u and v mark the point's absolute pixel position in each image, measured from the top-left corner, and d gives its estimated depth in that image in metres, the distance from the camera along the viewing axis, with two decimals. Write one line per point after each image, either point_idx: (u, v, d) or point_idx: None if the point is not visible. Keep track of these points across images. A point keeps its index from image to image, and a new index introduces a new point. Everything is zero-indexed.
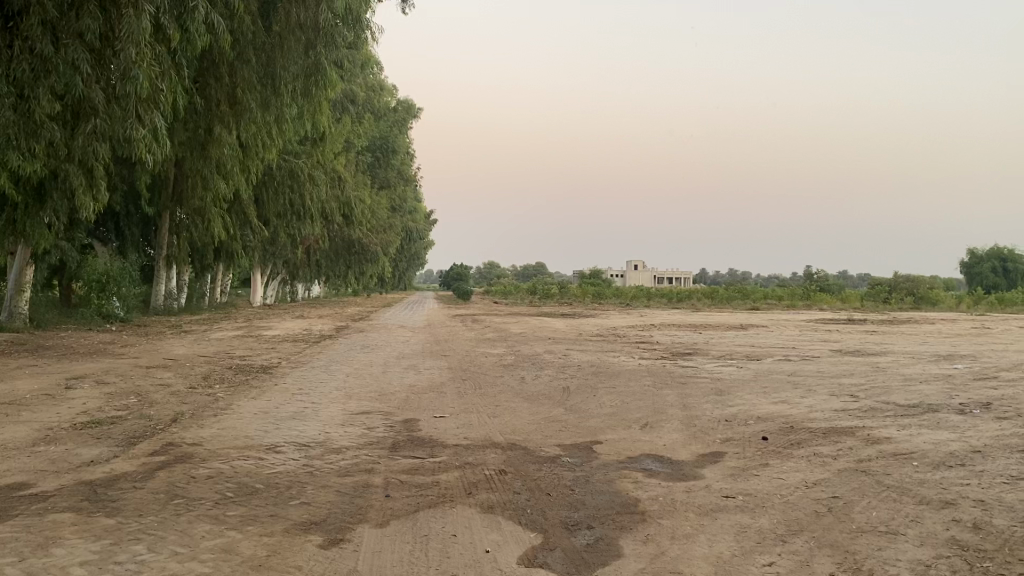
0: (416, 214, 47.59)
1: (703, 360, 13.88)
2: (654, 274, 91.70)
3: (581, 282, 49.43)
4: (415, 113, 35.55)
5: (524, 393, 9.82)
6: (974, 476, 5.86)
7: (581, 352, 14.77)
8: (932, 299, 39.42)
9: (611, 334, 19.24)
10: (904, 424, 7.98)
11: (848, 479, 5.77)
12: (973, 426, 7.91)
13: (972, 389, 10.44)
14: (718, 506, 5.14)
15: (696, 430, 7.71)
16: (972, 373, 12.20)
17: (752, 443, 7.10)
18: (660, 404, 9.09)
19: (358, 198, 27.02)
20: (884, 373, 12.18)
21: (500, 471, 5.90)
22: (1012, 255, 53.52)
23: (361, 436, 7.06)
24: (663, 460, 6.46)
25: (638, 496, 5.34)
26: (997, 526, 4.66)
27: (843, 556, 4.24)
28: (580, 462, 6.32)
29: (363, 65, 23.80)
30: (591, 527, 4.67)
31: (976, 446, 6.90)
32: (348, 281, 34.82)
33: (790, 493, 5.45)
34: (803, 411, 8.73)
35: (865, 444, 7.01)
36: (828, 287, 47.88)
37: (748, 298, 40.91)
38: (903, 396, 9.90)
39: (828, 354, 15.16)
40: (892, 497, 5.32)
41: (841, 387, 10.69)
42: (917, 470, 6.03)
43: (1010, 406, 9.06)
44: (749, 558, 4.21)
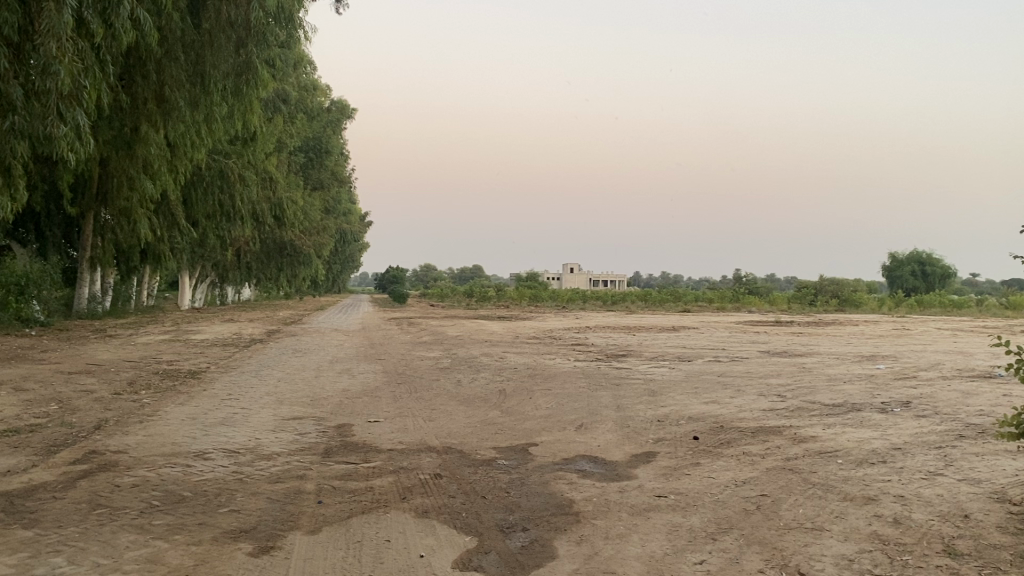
0: (351, 216, 47.09)
1: (637, 361, 14.05)
2: (590, 277, 92.63)
3: (517, 285, 49.55)
4: (349, 113, 35.17)
5: (460, 396, 9.81)
6: (894, 472, 6.06)
7: (517, 355, 14.84)
8: (855, 302, 40.66)
9: (547, 337, 19.32)
10: (829, 423, 8.20)
11: (775, 477, 5.91)
12: (893, 424, 8.18)
13: (894, 389, 10.77)
14: (651, 505, 5.22)
15: (630, 430, 7.81)
16: (893, 373, 12.61)
17: (683, 443, 7.23)
18: (595, 406, 9.16)
19: (290, 199, 26.59)
20: (811, 374, 12.51)
21: (435, 475, 5.87)
22: (930, 258, 55.59)
23: (293, 442, 6.95)
24: (597, 461, 6.54)
25: (573, 497, 5.39)
26: (916, 520, 4.84)
27: (771, 552, 4.34)
28: (515, 464, 6.35)
29: (295, 63, 23.44)
30: (526, 529, 4.69)
31: (897, 443, 7.13)
32: (280, 284, 34.18)
33: (720, 491, 5.56)
34: (733, 411, 8.90)
35: (792, 443, 7.19)
36: (756, 290, 49.01)
37: (680, 301, 41.53)
38: (828, 396, 10.18)
39: (756, 355, 15.53)
40: (818, 494, 5.47)
41: (769, 387, 10.94)
42: (841, 467, 6.21)
43: (928, 405, 9.39)
44: (680, 557, 4.27)
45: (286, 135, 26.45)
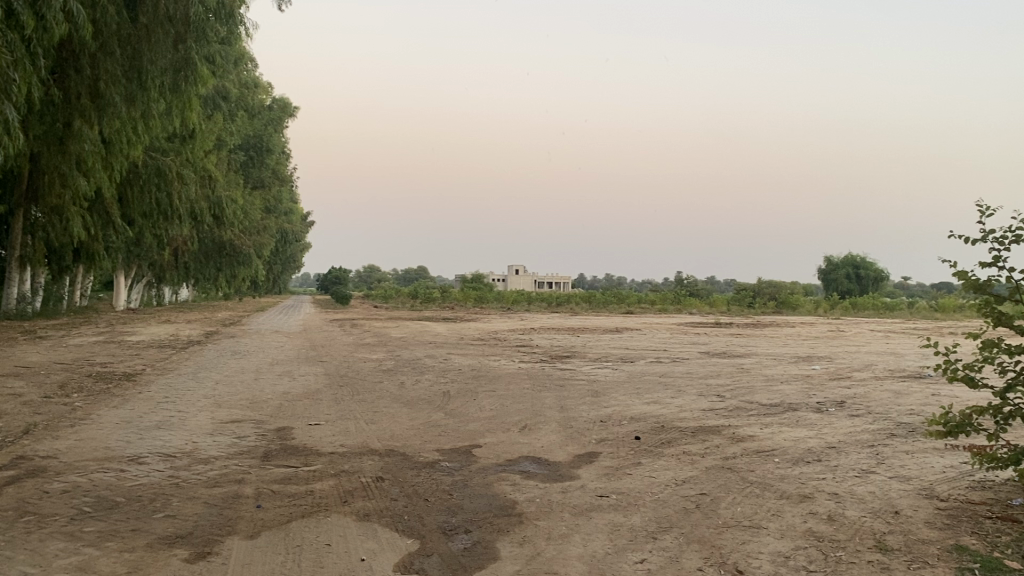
0: (292, 217, 46.47)
1: (581, 363, 14.13)
2: (536, 279, 92.88)
3: (462, 286, 49.48)
4: (292, 111, 34.70)
5: (403, 398, 9.74)
6: (829, 470, 6.22)
7: (461, 356, 14.79)
8: (792, 304, 41.59)
9: (492, 338, 19.29)
10: (767, 422, 8.37)
11: (714, 476, 6.01)
12: (828, 423, 8.37)
13: (830, 389, 11.01)
14: (593, 505, 5.26)
15: (573, 431, 7.85)
16: (828, 374, 12.93)
17: (625, 443, 7.29)
18: (539, 407, 9.20)
19: (229, 198, 26.08)
20: (749, 374, 12.75)
21: (377, 478, 5.82)
22: (864, 262, 57.18)
23: (231, 446, 6.83)
24: (540, 462, 6.56)
25: (516, 498, 5.40)
26: (849, 517, 4.97)
27: (709, 551, 4.41)
28: (459, 466, 6.33)
29: (236, 59, 23.01)
30: (469, 532, 4.68)
31: (831, 442, 7.32)
32: (219, 284, 33.49)
33: (660, 490, 5.63)
34: (673, 411, 9.03)
35: (730, 442, 7.31)
36: (697, 292, 49.80)
37: (623, 303, 41.97)
38: (765, 396, 10.41)
39: (697, 356, 15.75)
40: (755, 492, 5.58)
41: (709, 388, 11.12)
42: (778, 466, 6.35)
43: (861, 404, 9.64)
44: (621, 556, 4.32)
45: (226, 132, 25.97)
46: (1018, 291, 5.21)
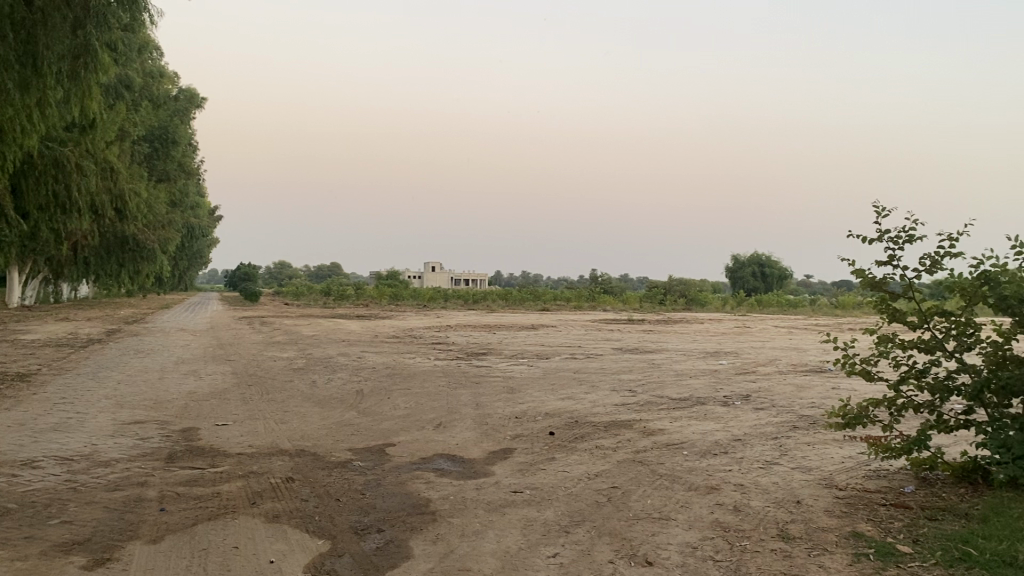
0: (199, 212, 45.13)
1: (496, 359, 14.16)
2: (452, 277, 92.42)
3: (377, 283, 48.92)
4: (199, 103, 33.74)
5: (314, 397, 9.58)
6: (735, 462, 6.41)
7: (375, 354, 14.62)
8: (701, 301, 42.65)
9: (406, 336, 19.16)
10: (676, 416, 8.57)
11: (626, 469, 6.11)
12: (734, 417, 8.61)
13: (736, 383, 11.35)
14: (506, 501, 5.28)
15: (488, 428, 7.87)
16: (734, 368, 13.32)
17: (539, 439, 7.35)
18: (453, 404, 9.18)
19: (132, 190, 25.10)
20: (659, 369, 13.04)
21: (287, 479, 5.70)
22: (769, 261, 59.03)
23: (134, 448, 6.59)
24: (455, 459, 6.55)
25: (429, 496, 5.37)
26: (753, 507, 5.13)
27: (621, 543, 4.48)
28: (372, 465, 6.27)
29: (140, 47, 22.18)
30: (382, 530, 4.64)
31: (738, 435, 7.54)
32: (121, 281, 32.15)
33: (573, 485, 5.70)
34: (587, 406, 9.16)
35: (642, 436, 7.45)
36: (611, 289, 50.56)
37: (539, 300, 42.24)
38: (674, 390, 10.66)
39: (609, 352, 16.00)
40: (665, 484, 5.70)
41: (621, 383, 11.31)
42: (687, 458, 6.50)
43: (766, 398, 9.96)
44: (534, 551, 4.35)
45: (129, 123, 24.98)
46: (911, 289, 5.46)
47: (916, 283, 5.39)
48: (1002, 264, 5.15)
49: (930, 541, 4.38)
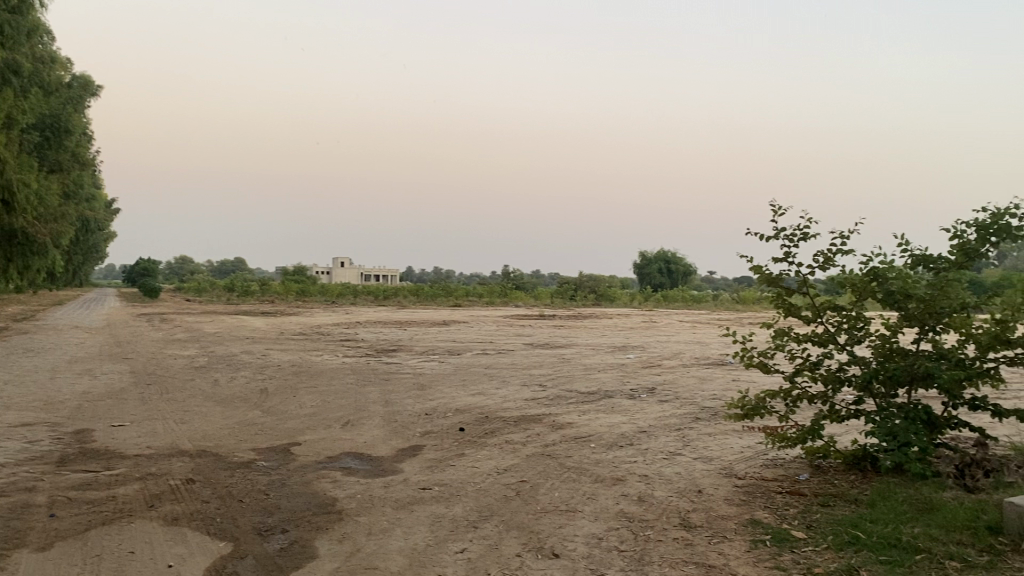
0: (94, 205, 43.25)
1: (406, 356, 14.07)
2: (362, 272, 91.18)
3: (284, 279, 47.87)
4: (94, 90, 32.37)
5: (217, 396, 9.33)
6: (640, 453, 6.55)
7: (281, 351, 14.32)
8: (610, 297, 43.35)
9: (313, 332, 18.82)
10: (583, 410, 8.71)
11: (534, 464, 6.16)
12: (640, 409, 8.81)
13: (643, 376, 11.59)
14: (415, 498, 5.26)
15: (397, 425, 7.81)
16: (641, 362, 13.61)
17: (449, 435, 7.34)
18: (362, 401, 9.09)
19: (20, 181, 23.87)
20: (569, 363, 13.21)
21: (187, 480, 5.54)
22: (674, 257, 60.46)
23: (21, 451, 6.27)
24: (362, 457, 6.48)
25: (335, 495, 5.30)
26: (657, 497, 5.26)
27: (528, 536, 4.53)
28: (277, 465, 6.15)
29: (29, 31, 21.14)
30: (286, 531, 4.56)
31: (643, 427, 7.71)
32: (8, 276, 30.54)
33: (481, 480, 5.72)
34: (497, 402, 9.19)
35: (551, 430, 7.53)
36: (522, 284, 50.84)
37: (450, 295, 42.15)
38: (583, 384, 10.82)
39: (520, 348, 16.11)
40: (572, 477, 5.78)
41: (531, 377, 11.41)
42: (594, 451, 6.62)
43: (670, 390, 10.22)
44: (442, 547, 4.35)
45: (17, 110, 23.74)
46: (806, 284, 5.69)
47: (811, 279, 5.61)
48: (889, 261, 5.41)
49: (822, 526, 4.58)
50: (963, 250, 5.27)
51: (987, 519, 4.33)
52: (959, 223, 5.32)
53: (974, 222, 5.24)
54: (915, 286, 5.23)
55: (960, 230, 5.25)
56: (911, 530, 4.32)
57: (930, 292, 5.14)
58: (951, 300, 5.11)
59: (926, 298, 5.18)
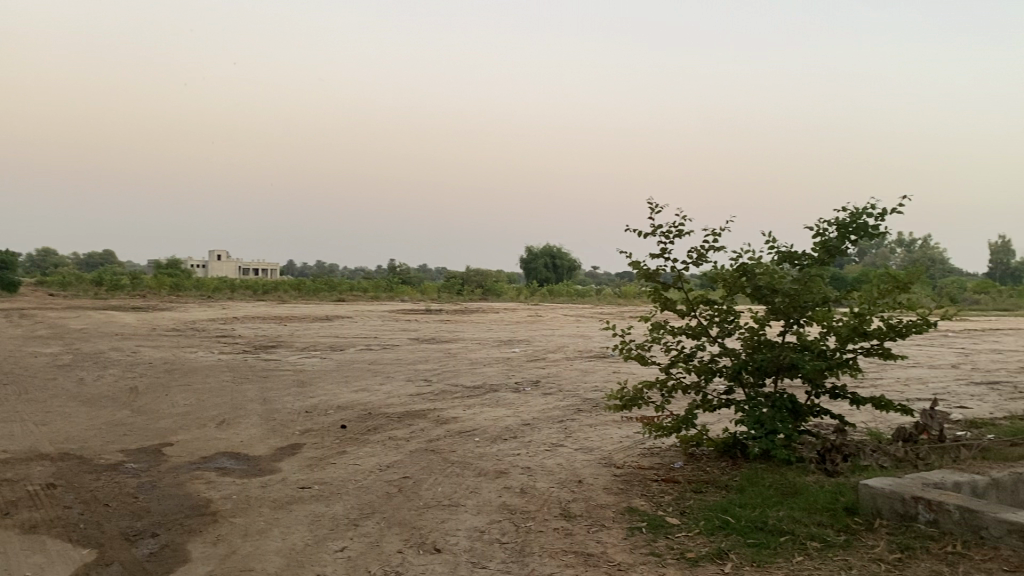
0: None
1: (286, 352, 13.73)
2: (241, 266, 88.27)
3: (157, 273, 45.71)
4: None
5: (81, 396, 8.85)
6: (523, 446, 6.63)
7: (152, 348, 13.71)
8: (497, 291, 43.58)
9: (187, 329, 18.10)
10: (469, 403, 8.75)
11: (417, 459, 6.14)
12: (524, 402, 8.91)
13: (527, 370, 11.73)
14: (294, 497, 5.16)
15: (276, 423, 7.63)
16: (525, 355, 13.76)
17: (329, 433, 7.22)
18: (239, 399, 8.81)
19: None
20: (454, 358, 13.22)
21: (47, 485, 5.24)
22: (560, 252, 61.26)
23: None
24: (239, 457, 6.29)
25: (210, 496, 5.13)
26: (538, 488, 5.34)
27: (410, 532, 4.51)
28: (146, 467, 5.89)
29: None
30: (156, 535, 4.38)
31: (526, 419, 7.81)
32: None
33: (363, 477, 5.66)
34: (380, 398, 9.11)
35: (435, 425, 7.52)
36: (408, 278, 50.40)
37: (333, 290, 41.35)
38: (468, 378, 10.87)
39: (404, 342, 16.01)
40: (455, 471, 5.80)
41: (416, 372, 11.36)
42: (478, 445, 6.65)
43: (554, 383, 10.39)
44: (321, 546, 4.28)
45: None
46: (681, 279, 5.90)
47: (686, 275, 5.83)
48: (757, 258, 5.67)
49: (694, 512, 4.76)
50: (825, 248, 5.58)
51: (844, 500, 4.61)
52: (821, 223, 5.65)
53: (834, 221, 5.57)
54: (781, 282, 5.51)
55: (822, 229, 5.57)
56: (776, 514, 4.54)
57: (794, 287, 5.44)
58: (814, 295, 5.42)
59: (791, 293, 5.46)
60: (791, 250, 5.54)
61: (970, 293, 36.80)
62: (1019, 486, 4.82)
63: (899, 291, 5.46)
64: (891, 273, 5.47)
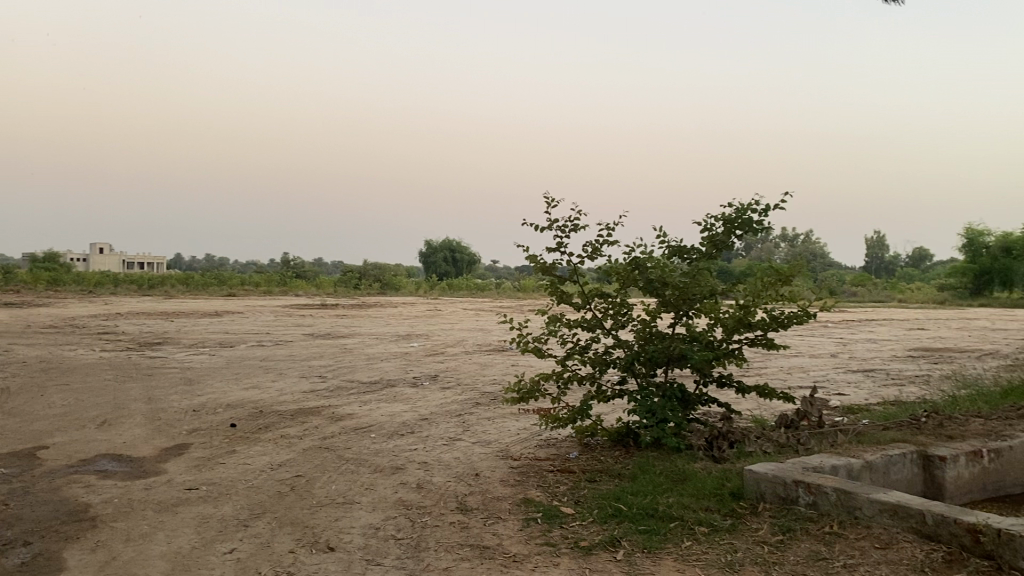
0: None
1: (173, 349, 13.25)
2: (126, 261, 84.49)
3: (32, 267, 43.26)
4: None
5: None
6: (420, 441, 6.60)
7: (26, 347, 12.97)
8: (395, 285, 43.25)
9: (65, 326, 17.20)
10: (364, 399, 8.65)
11: (310, 457, 6.03)
12: (422, 397, 8.88)
13: (425, 364, 11.68)
14: (180, 499, 4.98)
15: (161, 423, 7.34)
16: (423, 350, 13.70)
17: (218, 432, 7.00)
18: (123, 399, 8.44)
19: None
20: (350, 353, 13.04)
21: None
22: (460, 247, 61.22)
23: None
24: (121, 459, 6.02)
25: (89, 501, 4.90)
26: (435, 483, 5.32)
27: (302, 531, 4.42)
28: (18, 472, 5.57)
29: None
30: (28, 544, 4.14)
31: (424, 414, 7.78)
32: None
33: (254, 477, 5.51)
34: (273, 395, 8.90)
35: (329, 422, 7.39)
36: (303, 272, 49.35)
37: (224, 284, 40.11)
38: (364, 374, 10.73)
39: (299, 338, 15.67)
40: (350, 469, 5.72)
41: (310, 369, 11.14)
42: (373, 441, 6.58)
43: (451, 377, 10.39)
44: (209, 549, 4.15)
45: None
46: (576, 273, 5.98)
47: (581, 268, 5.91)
48: (649, 252, 5.80)
49: (588, 501, 4.84)
50: (713, 242, 5.76)
51: (730, 486, 4.78)
52: (709, 218, 5.82)
53: (721, 217, 5.74)
54: (672, 275, 5.65)
55: (709, 224, 5.75)
56: (667, 500, 4.67)
57: (684, 281, 5.59)
58: (702, 288, 5.59)
59: (681, 286, 5.61)
60: (680, 244, 5.69)
61: (848, 287, 38.73)
62: (891, 468, 5.10)
63: (782, 284, 5.69)
64: (774, 266, 5.69)
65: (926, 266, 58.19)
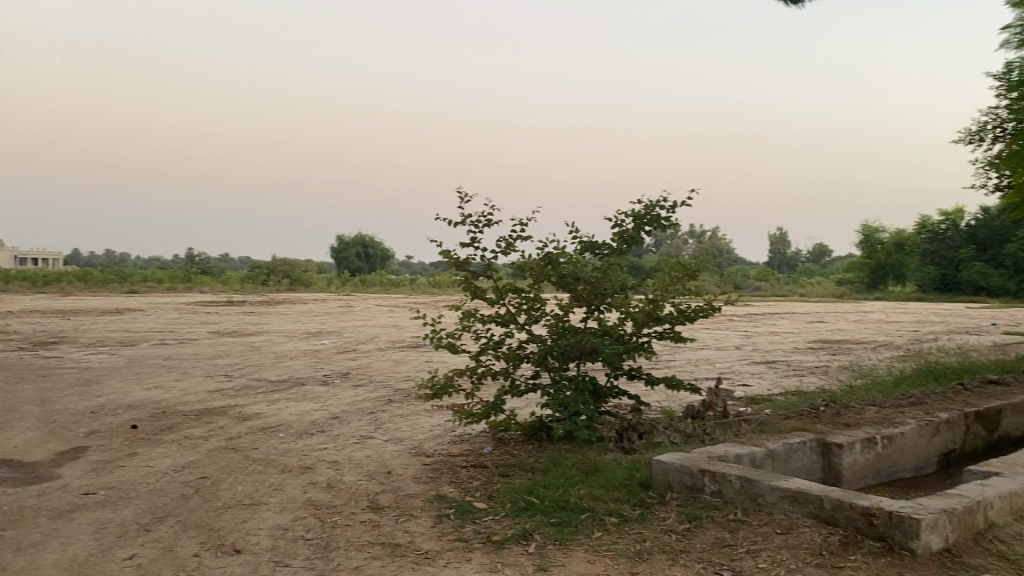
0: None
1: (69, 349, 12.68)
2: (18, 257, 80.38)
3: None
4: None
5: None
6: (331, 439, 6.51)
7: None
8: (305, 281, 42.42)
9: None
10: (273, 398, 8.46)
11: (215, 458, 5.87)
12: (332, 395, 8.75)
13: (336, 362, 11.51)
14: (77, 505, 4.78)
15: (56, 426, 7.02)
16: (334, 347, 13.49)
17: (118, 434, 6.74)
18: (13, 401, 8.04)
19: None
20: (258, 351, 12.74)
21: None
22: (372, 242, 60.51)
23: None
24: (11, 464, 5.73)
25: None
26: (345, 482, 5.25)
27: (207, 534, 4.30)
28: None
29: None
30: None
31: (335, 412, 7.67)
32: None
33: (156, 479, 5.33)
34: (177, 395, 8.62)
35: (236, 422, 7.21)
36: (209, 268, 47.91)
37: (124, 281, 38.58)
38: (273, 372, 10.51)
39: (204, 336, 15.22)
40: (258, 469, 5.59)
41: (216, 368, 10.84)
42: (282, 440, 6.46)
43: (363, 374, 10.27)
44: (107, 555, 3.99)
45: None
46: (490, 268, 5.99)
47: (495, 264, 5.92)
48: (561, 246, 5.85)
49: (500, 495, 4.86)
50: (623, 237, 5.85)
51: (640, 476, 4.87)
52: (619, 214, 5.92)
53: (631, 214, 5.85)
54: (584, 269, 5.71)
55: (619, 220, 5.84)
56: (578, 492, 4.72)
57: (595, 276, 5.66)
58: (612, 283, 5.70)
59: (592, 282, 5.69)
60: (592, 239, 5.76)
61: (752, 281, 39.90)
62: (792, 455, 5.29)
63: (688, 279, 5.84)
64: (682, 261, 5.83)
65: (825, 261, 60.55)
